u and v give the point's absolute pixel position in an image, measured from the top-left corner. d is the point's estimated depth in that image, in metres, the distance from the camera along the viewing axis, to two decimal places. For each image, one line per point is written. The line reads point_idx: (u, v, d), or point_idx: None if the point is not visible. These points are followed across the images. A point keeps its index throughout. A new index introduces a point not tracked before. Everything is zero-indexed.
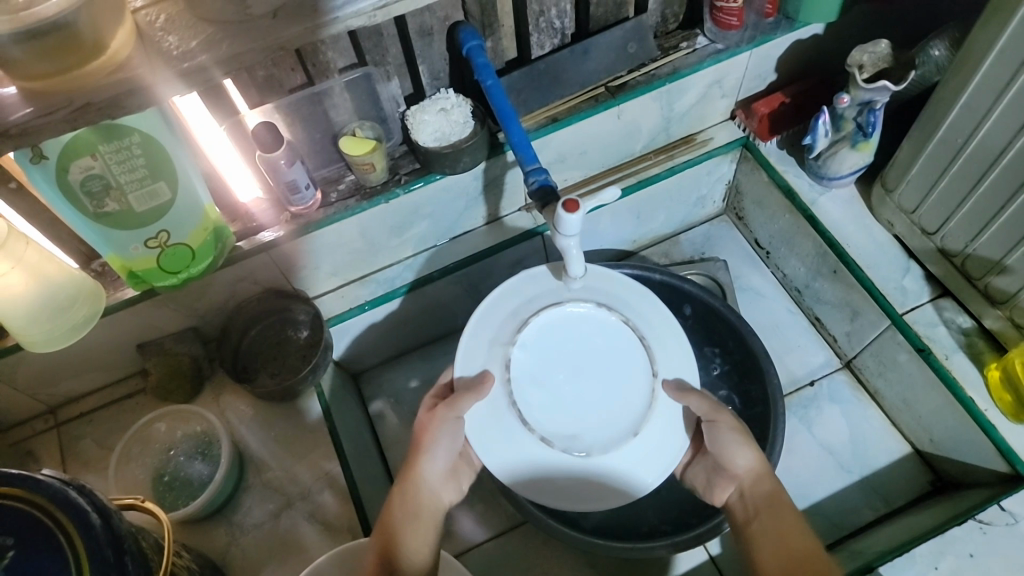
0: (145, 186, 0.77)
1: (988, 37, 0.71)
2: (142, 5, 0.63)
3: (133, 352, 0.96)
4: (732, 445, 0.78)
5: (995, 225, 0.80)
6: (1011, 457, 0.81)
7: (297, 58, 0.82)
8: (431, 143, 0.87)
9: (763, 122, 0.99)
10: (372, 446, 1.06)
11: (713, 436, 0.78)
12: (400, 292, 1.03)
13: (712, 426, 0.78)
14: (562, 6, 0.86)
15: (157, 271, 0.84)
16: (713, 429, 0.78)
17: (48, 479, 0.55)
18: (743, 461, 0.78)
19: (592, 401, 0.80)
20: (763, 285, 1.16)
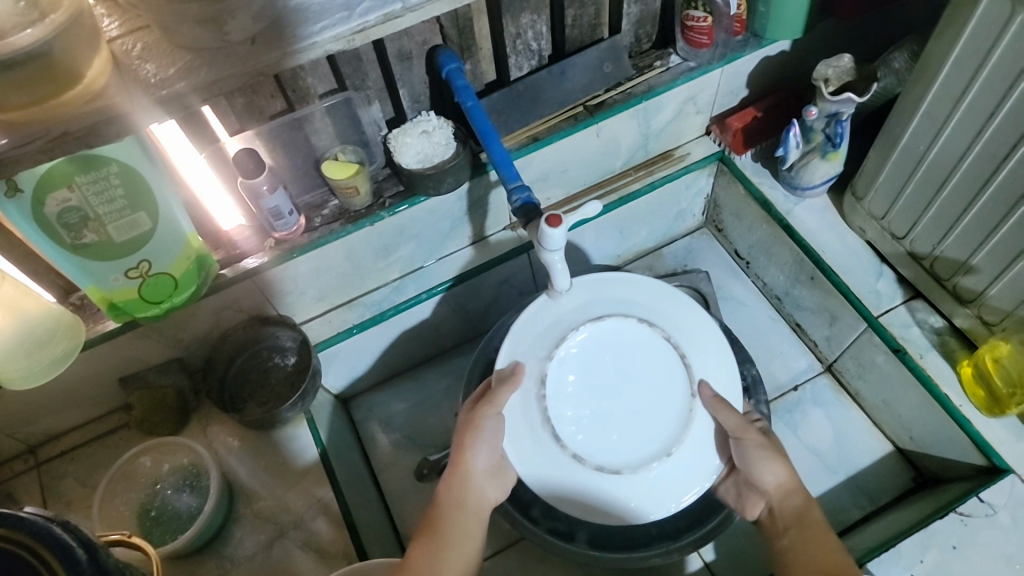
0: (124, 215, 0.76)
1: (945, 46, 0.74)
2: (118, 35, 0.68)
3: (115, 386, 0.94)
4: (761, 462, 0.79)
5: (959, 227, 0.83)
6: (986, 450, 0.84)
7: (276, 84, 0.82)
8: (415, 165, 0.88)
9: (736, 136, 1.03)
10: (364, 471, 1.04)
11: (742, 454, 0.80)
12: (387, 314, 1.02)
13: (739, 442, 0.80)
14: (538, 28, 0.88)
15: (139, 302, 0.83)
16: (741, 447, 0.80)
17: (30, 516, 0.46)
18: (773, 477, 0.79)
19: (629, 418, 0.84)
20: (744, 294, 1.18)
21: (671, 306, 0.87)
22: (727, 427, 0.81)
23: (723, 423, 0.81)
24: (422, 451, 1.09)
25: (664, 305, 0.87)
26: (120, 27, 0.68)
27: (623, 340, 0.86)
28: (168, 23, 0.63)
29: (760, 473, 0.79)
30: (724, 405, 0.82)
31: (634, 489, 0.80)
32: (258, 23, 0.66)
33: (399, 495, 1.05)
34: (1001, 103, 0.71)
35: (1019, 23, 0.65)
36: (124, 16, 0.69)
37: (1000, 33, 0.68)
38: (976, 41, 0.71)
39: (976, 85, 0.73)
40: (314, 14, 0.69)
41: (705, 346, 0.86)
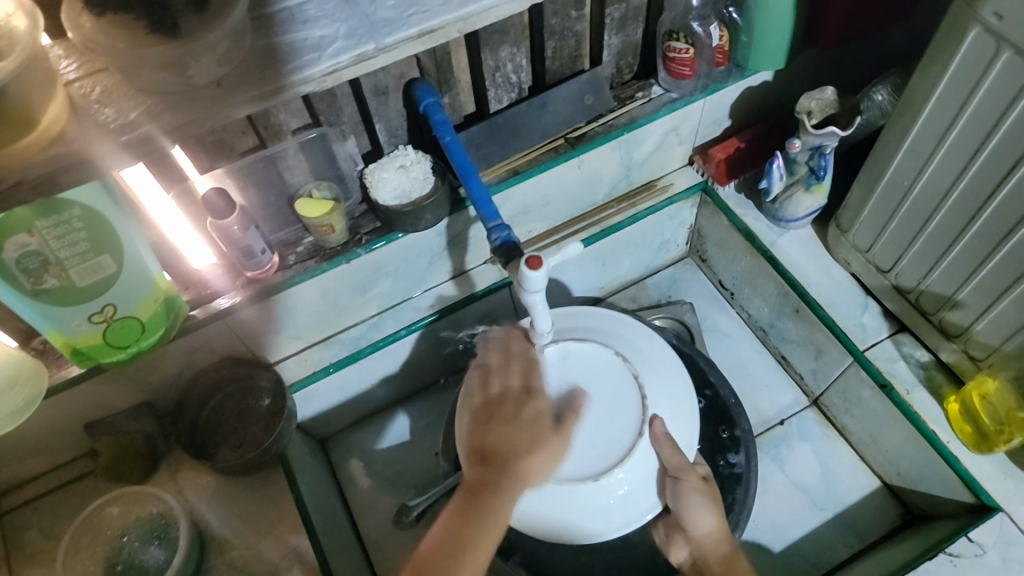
0: (87, 259, 0.73)
1: (929, 82, 0.74)
2: (75, 78, 0.65)
3: (82, 432, 0.90)
4: (695, 507, 0.80)
5: (944, 262, 0.82)
6: (974, 487, 0.84)
7: (247, 122, 0.79)
8: (392, 202, 0.85)
9: (719, 167, 1.01)
10: (343, 516, 1.01)
11: (676, 494, 0.79)
12: (366, 351, 0.99)
13: (676, 482, 0.79)
14: (517, 60, 0.86)
15: (104, 347, 0.79)
16: (677, 487, 0.80)
17: None
18: (706, 524, 0.80)
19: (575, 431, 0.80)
20: (729, 326, 1.17)
21: (639, 346, 0.86)
22: (668, 466, 0.80)
23: (666, 461, 0.80)
24: (401, 492, 1.06)
25: (635, 343, 0.87)
26: (78, 68, 0.65)
27: (591, 367, 0.83)
28: (131, 69, 0.61)
29: (693, 519, 0.80)
30: (670, 443, 0.80)
31: (560, 508, 0.79)
32: (225, 66, 0.65)
33: (378, 539, 1.02)
34: (985, 141, 0.71)
35: (1003, 62, 0.65)
36: (82, 58, 0.66)
37: (984, 71, 0.67)
38: (960, 78, 0.70)
39: (959, 122, 0.73)
40: (285, 54, 0.67)
41: (668, 387, 0.85)
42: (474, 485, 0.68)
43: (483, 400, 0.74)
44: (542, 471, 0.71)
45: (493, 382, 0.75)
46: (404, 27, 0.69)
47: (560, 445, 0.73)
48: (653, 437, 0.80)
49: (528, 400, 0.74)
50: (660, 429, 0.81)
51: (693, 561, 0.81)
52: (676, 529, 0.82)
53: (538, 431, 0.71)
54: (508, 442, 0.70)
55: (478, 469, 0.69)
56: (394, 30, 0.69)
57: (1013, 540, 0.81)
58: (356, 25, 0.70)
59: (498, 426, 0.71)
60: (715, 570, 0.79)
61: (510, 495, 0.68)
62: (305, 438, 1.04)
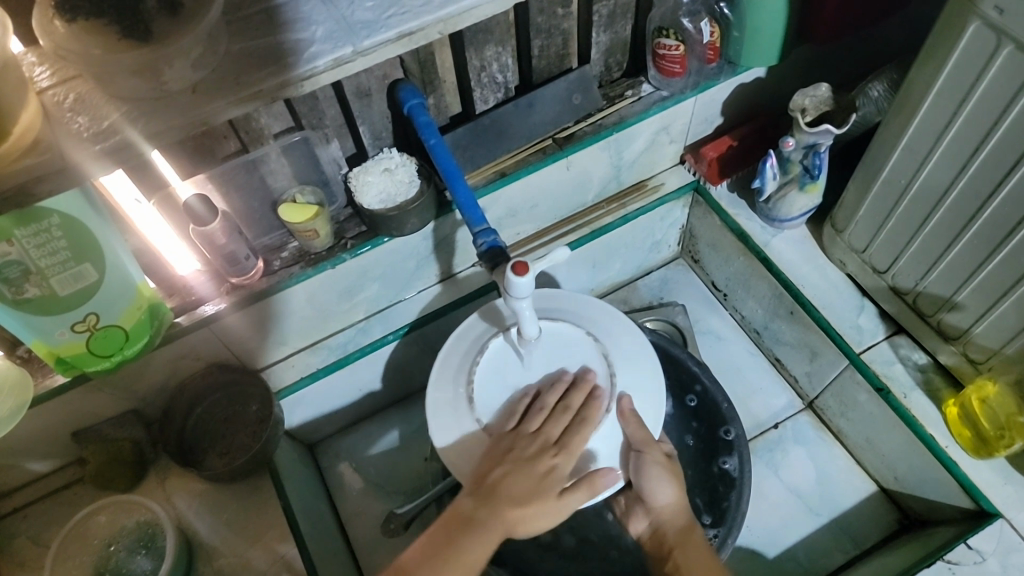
0: (68, 268, 0.71)
1: (927, 78, 0.71)
2: (48, 85, 0.64)
3: (69, 439, 0.90)
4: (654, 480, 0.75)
5: (943, 263, 0.80)
6: (974, 493, 0.82)
7: (229, 126, 0.77)
8: (376, 206, 0.84)
9: (712, 166, 1.00)
10: (332, 522, 1.01)
11: (639, 468, 0.74)
12: (353, 357, 0.99)
13: (639, 456, 0.73)
14: (503, 60, 0.84)
15: (88, 356, 0.78)
16: (641, 462, 0.73)
17: None
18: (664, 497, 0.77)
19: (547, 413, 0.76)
20: (723, 327, 1.16)
21: (612, 327, 0.80)
22: (632, 440, 0.73)
23: (631, 436, 0.73)
24: (390, 498, 1.06)
25: (606, 324, 0.80)
26: (51, 75, 0.64)
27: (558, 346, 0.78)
28: (104, 75, 0.60)
29: (653, 492, 0.77)
30: (635, 417, 0.74)
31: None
32: (199, 71, 0.64)
33: (367, 544, 1.02)
34: (985, 138, 0.69)
35: (1004, 57, 0.63)
36: (56, 64, 0.65)
37: (984, 67, 0.65)
38: (959, 74, 0.68)
39: (958, 119, 0.70)
40: (263, 58, 0.66)
41: (637, 369, 0.78)
42: (459, 515, 0.71)
43: (512, 430, 0.73)
44: (535, 527, 0.71)
45: (528, 421, 0.72)
46: (383, 30, 0.68)
47: (562, 509, 0.71)
48: (619, 414, 0.74)
49: (549, 454, 0.71)
50: (628, 405, 0.74)
51: (652, 530, 0.82)
52: (635, 502, 0.84)
53: (540, 489, 0.70)
54: (512, 490, 0.70)
55: (470, 501, 0.71)
56: (373, 32, 0.68)
57: (1014, 547, 0.80)
58: (333, 28, 0.68)
59: (508, 463, 0.70)
60: (670, 541, 0.79)
61: (489, 539, 0.70)
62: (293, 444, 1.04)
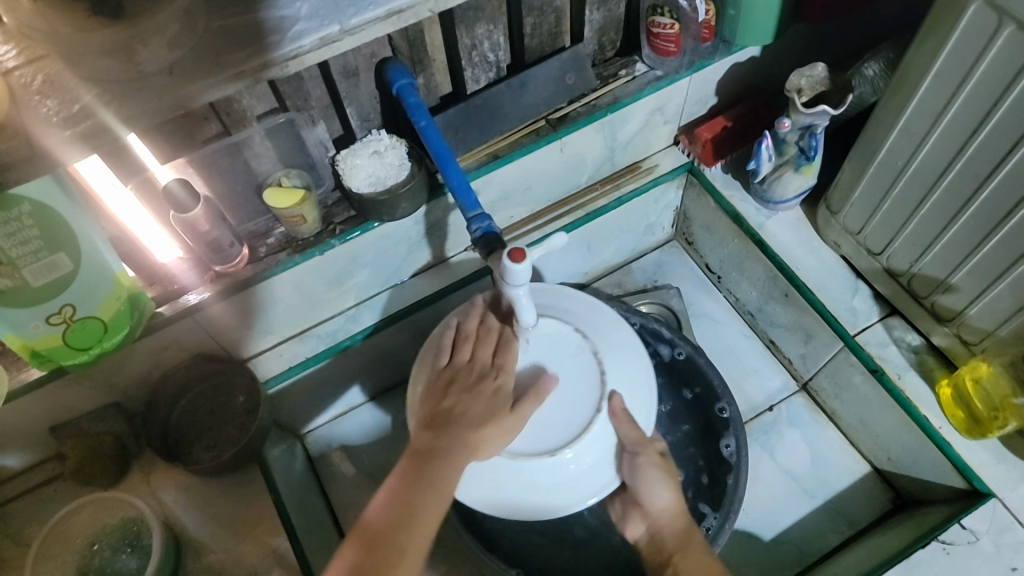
0: (41, 258, 0.68)
1: (926, 58, 0.71)
2: (15, 65, 0.60)
3: (47, 435, 0.87)
4: (650, 482, 0.75)
5: (938, 246, 0.80)
6: (968, 473, 0.83)
7: (209, 108, 0.74)
8: (365, 189, 0.81)
9: (705, 146, 0.99)
10: (325, 513, 0.99)
11: (633, 471, 0.74)
12: (343, 345, 0.97)
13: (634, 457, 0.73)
14: (495, 38, 0.82)
15: (64, 349, 0.74)
16: (635, 463, 0.74)
17: None
18: (659, 500, 0.76)
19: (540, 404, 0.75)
20: (716, 310, 1.16)
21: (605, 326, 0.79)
22: (626, 442, 0.73)
23: (624, 438, 0.73)
24: None
25: (598, 322, 0.79)
26: (18, 55, 0.60)
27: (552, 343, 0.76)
28: (75, 56, 0.56)
29: (649, 495, 0.76)
30: (628, 419, 0.74)
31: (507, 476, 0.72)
32: (176, 51, 0.60)
33: None
34: (985, 120, 0.68)
35: (1005, 38, 0.62)
36: (22, 43, 0.61)
37: (984, 47, 0.64)
38: (958, 55, 0.67)
39: (957, 100, 0.70)
40: (244, 37, 0.63)
41: (629, 370, 0.77)
42: (417, 452, 0.67)
43: (447, 365, 0.73)
44: (493, 446, 0.68)
45: (461, 349, 0.73)
46: (371, 7, 0.65)
47: (517, 424, 0.70)
48: (612, 414, 0.74)
49: (489, 377, 0.71)
50: (618, 405, 0.74)
51: (649, 536, 0.78)
52: (631, 504, 0.79)
53: (495, 406, 0.69)
54: (467, 415, 0.68)
55: (427, 436, 0.68)
56: (361, 10, 0.65)
57: (1007, 526, 0.81)
58: (320, 5, 0.65)
59: (456, 393, 0.70)
60: (669, 548, 0.75)
61: (458, 466, 0.66)
62: (282, 434, 1.02)
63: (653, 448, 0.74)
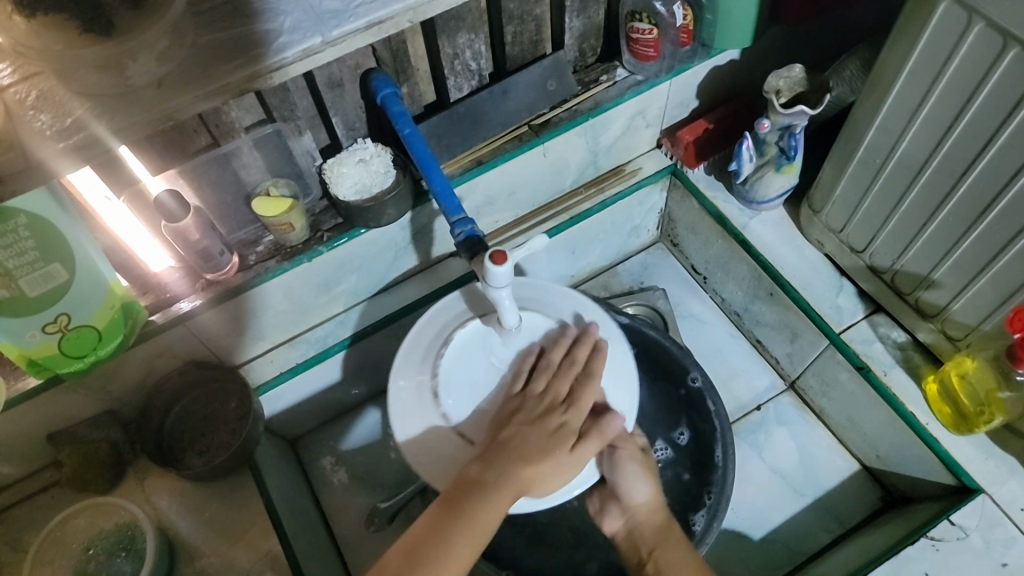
0: (37, 269, 0.70)
1: (900, 56, 0.71)
2: (10, 83, 0.62)
3: (45, 442, 0.88)
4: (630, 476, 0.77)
5: (918, 242, 0.81)
6: (956, 469, 0.83)
7: (198, 120, 0.76)
8: (351, 197, 0.83)
9: (688, 149, 1.00)
10: (317, 519, 1.00)
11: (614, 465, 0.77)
12: (332, 350, 0.99)
13: (614, 453, 0.77)
14: (476, 46, 0.83)
15: (61, 357, 0.76)
16: (615, 457, 0.77)
17: None
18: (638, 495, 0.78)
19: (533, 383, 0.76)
20: (703, 311, 1.17)
21: (592, 321, 0.79)
22: (610, 437, 0.74)
23: (608, 432, 0.74)
24: (375, 491, 1.06)
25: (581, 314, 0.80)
26: (13, 73, 0.62)
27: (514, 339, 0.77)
28: (66, 71, 0.59)
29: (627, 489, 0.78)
30: (610, 415, 0.75)
31: None
32: (164, 65, 0.62)
33: (353, 540, 1.02)
34: (959, 115, 0.69)
35: (974, 34, 0.63)
36: (17, 60, 0.63)
37: (955, 45, 0.65)
38: (931, 53, 0.68)
39: (932, 97, 0.70)
40: (230, 50, 0.65)
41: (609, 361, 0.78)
42: (465, 482, 0.68)
43: (519, 393, 0.74)
44: (550, 483, 0.70)
45: (536, 381, 0.74)
46: (351, 19, 0.67)
47: (575, 463, 0.71)
48: (593, 411, 0.75)
49: (557, 413, 0.72)
50: (599, 401, 0.75)
51: (627, 531, 0.79)
52: (610, 499, 0.81)
53: (553, 442, 0.70)
54: (525, 447, 0.69)
55: (477, 466, 0.69)
56: (342, 22, 0.67)
57: (996, 522, 0.82)
58: (302, 18, 0.67)
59: (517, 423, 0.71)
60: (651, 542, 0.77)
61: (493, 505, 0.66)
62: (274, 439, 1.03)
63: (631, 442, 0.77)
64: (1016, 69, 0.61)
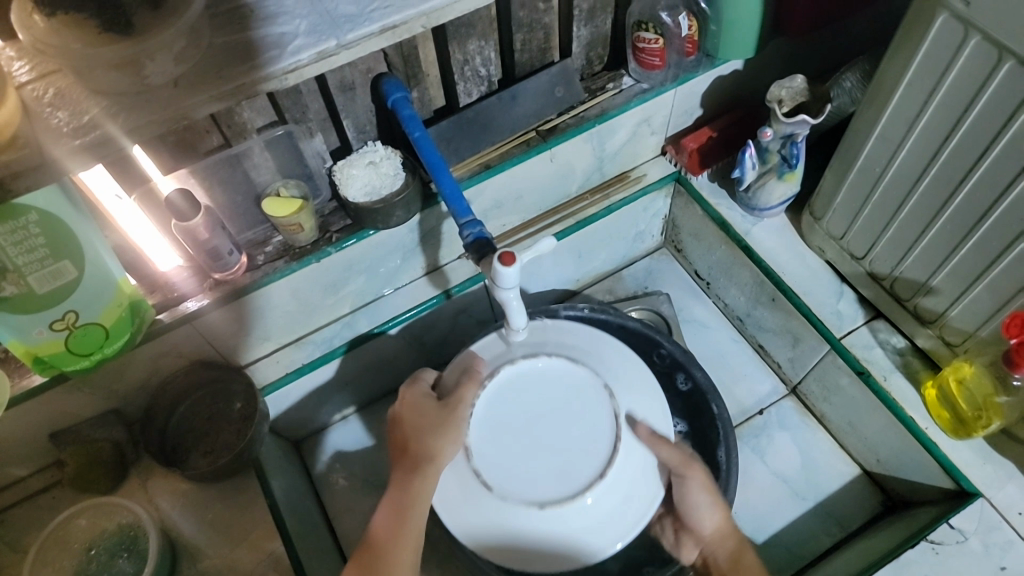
0: (46, 266, 0.70)
1: (898, 67, 0.73)
2: (27, 80, 0.63)
3: (47, 441, 0.88)
4: (700, 503, 0.79)
5: (916, 250, 0.83)
6: (955, 473, 0.85)
7: (210, 120, 0.76)
8: (361, 198, 0.84)
9: (692, 157, 1.02)
10: (320, 521, 1.00)
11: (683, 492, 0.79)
12: (338, 350, 0.98)
13: (682, 479, 0.78)
14: (486, 54, 0.85)
15: (66, 355, 0.76)
16: (683, 485, 0.79)
17: None
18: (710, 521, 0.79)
19: (570, 436, 0.80)
20: (705, 316, 1.18)
21: (632, 374, 0.84)
22: (669, 464, 0.78)
23: (665, 461, 0.78)
24: (378, 493, 1.06)
25: (621, 369, 0.84)
26: (30, 70, 0.63)
27: (517, 381, 0.82)
28: (83, 70, 0.59)
29: (700, 518, 0.79)
30: (663, 442, 0.79)
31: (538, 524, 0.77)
32: (181, 65, 0.63)
33: (356, 543, 1.02)
34: (956, 126, 0.71)
35: (971, 47, 0.65)
36: (35, 59, 0.64)
37: (953, 57, 0.67)
38: (929, 65, 0.70)
39: (930, 107, 0.72)
40: (245, 52, 0.66)
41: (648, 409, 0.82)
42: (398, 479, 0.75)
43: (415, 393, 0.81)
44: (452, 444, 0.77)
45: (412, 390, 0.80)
46: (366, 23, 0.68)
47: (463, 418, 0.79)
48: (642, 440, 0.79)
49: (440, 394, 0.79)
50: (645, 430, 0.80)
51: (705, 559, 0.82)
52: (683, 531, 0.84)
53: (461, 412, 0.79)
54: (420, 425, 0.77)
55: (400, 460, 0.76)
56: (356, 26, 0.68)
57: (995, 526, 0.83)
58: (317, 21, 0.68)
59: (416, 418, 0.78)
60: (722, 566, 0.78)
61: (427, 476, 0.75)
62: (277, 440, 1.03)
63: (697, 469, 0.79)
64: (1010, 82, 0.63)
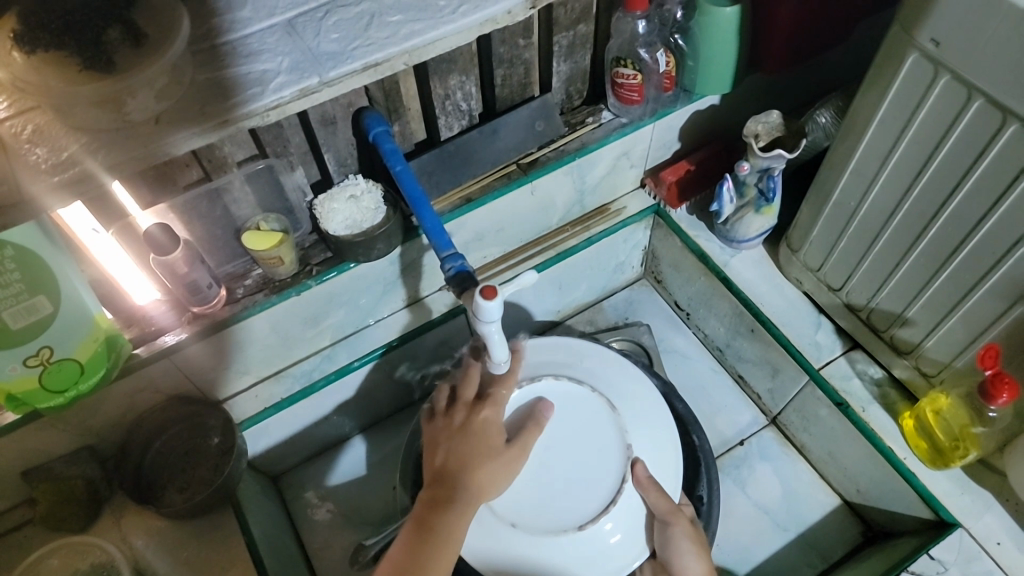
0: (21, 301, 0.69)
1: (871, 104, 0.75)
2: (5, 116, 0.62)
3: (19, 479, 0.86)
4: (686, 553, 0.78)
5: (892, 281, 0.84)
6: (933, 503, 0.85)
7: (191, 155, 0.76)
8: (342, 232, 0.84)
9: (671, 190, 1.03)
10: (300, 558, 0.99)
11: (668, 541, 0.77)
12: (318, 385, 0.97)
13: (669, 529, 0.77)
14: (467, 88, 0.85)
15: (41, 393, 0.74)
16: (668, 533, 0.77)
17: None
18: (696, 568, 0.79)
19: (579, 465, 0.79)
20: (685, 346, 1.19)
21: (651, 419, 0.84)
22: (656, 511, 0.78)
23: (653, 507, 0.78)
24: (360, 528, 1.05)
25: (643, 410, 0.84)
26: (8, 106, 0.62)
27: (571, 409, 0.82)
28: (64, 106, 0.59)
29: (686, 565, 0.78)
30: (655, 487, 0.78)
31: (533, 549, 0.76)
32: (163, 102, 0.63)
33: None
34: (928, 161, 0.72)
35: (941, 86, 0.66)
36: (13, 94, 0.63)
37: (923, 95, 0.69)
38: (901, 101, 0.71)
39: (902, 143, 0.74)
40: (226, 88, 0.66)
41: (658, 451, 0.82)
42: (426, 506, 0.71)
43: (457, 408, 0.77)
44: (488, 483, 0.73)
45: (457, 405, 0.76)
46: (348, 61, 0.69)
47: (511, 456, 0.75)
48: (636, 482, 0.78)
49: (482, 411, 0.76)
50: (641, 472, 0.79)
51: None
52: None
53: (488, 443, 0.74)
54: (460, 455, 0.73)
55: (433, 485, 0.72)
56: (338, 63, 0.68)
57: (974, 556, 0.83)
58: (300, 58, 0.69)
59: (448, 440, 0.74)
60: None
61: (461, 511, 0.71)
62: (255, 475, 1.02)
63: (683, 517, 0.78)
64: (979, 121, 0.65)
